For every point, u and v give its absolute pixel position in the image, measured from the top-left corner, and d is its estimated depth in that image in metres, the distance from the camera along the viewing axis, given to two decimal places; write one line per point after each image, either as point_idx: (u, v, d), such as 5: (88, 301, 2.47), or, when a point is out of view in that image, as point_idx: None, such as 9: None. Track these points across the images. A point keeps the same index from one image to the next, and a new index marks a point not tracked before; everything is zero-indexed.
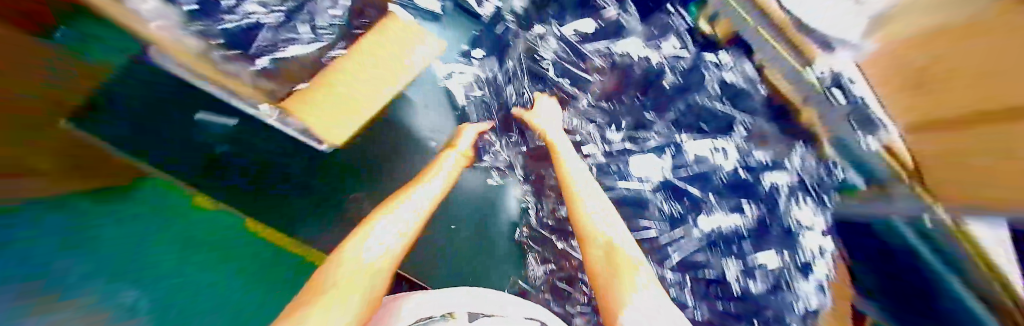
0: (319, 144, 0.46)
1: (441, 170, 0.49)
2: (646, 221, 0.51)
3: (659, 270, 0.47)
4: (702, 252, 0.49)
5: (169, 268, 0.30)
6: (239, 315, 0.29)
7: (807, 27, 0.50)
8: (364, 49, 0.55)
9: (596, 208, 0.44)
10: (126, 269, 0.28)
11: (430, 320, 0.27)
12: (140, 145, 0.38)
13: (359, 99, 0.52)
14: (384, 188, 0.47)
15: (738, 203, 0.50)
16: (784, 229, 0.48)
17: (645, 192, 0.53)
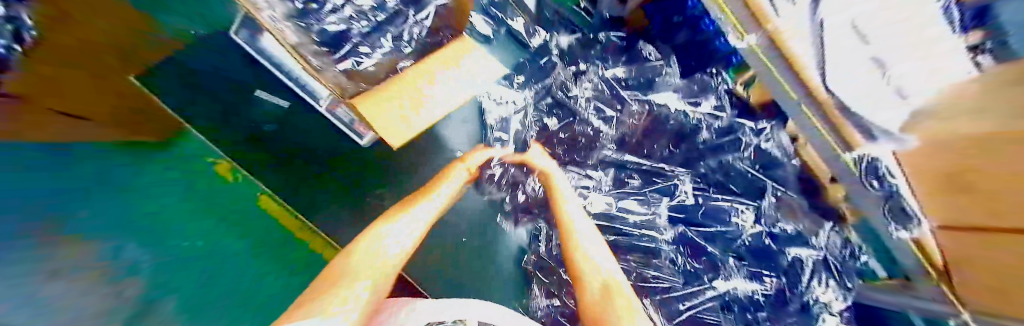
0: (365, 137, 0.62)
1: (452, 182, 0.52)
2: (657, 273, 0.52)
3: (667, 324, 0.50)
4: (712, 311, 0.50)
5: (189, 237, 0.49)
6: (245, 307, 0.47)
7: (859, 111, 0.34)
8: (432, 61, 0.60)
9: (596, 251, 0.42)
10: (146, 237, 0.43)
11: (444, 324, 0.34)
12: (237, 124, 0.58)
13: (415, 104, 0.59)
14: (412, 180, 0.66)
15: (759, 270, 0.50)
16: (803, 305, 0.49)
17: (662, 244, 0.53)
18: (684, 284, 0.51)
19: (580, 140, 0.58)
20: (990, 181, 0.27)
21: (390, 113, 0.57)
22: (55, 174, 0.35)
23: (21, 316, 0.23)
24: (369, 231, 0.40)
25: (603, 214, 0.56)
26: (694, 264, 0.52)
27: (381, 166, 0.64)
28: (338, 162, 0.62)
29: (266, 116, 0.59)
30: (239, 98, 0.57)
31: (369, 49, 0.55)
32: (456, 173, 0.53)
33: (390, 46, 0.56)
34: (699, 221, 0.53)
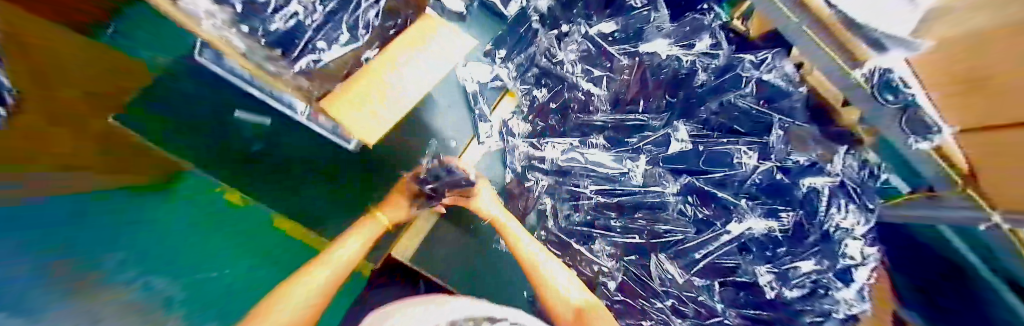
0: (348, 142, 0.55)
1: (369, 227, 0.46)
2: (669, 226, 0.51)
3: (685, 275, 0.50)
4: (732, 256, 0.49)
5: (199, 245, 0.40)
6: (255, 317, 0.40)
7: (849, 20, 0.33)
8: (400, 40, 0.49)
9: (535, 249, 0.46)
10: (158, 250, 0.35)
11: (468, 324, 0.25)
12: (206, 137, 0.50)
13: (387, 96, 0.48)
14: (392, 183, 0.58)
15: (775, 207, 0.49)
16: (823, 234, 0.48)
17: (668, 198, 0.51)
18: (696, 233, 0.50)
19: (571, 107, 0.56)
20: (990, 98, 0.26)
21: (354, 109, 0.44)
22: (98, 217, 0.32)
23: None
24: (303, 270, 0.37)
25: (598, 179, 0.54)
26: (700, 212, 0.51)
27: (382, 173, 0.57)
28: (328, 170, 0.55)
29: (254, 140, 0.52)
30: (208, 115, 0.50)
31: (324, 42, 0.44)
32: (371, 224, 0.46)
33: (346, 34, 0.46)
34: (704, 168, 0.51)
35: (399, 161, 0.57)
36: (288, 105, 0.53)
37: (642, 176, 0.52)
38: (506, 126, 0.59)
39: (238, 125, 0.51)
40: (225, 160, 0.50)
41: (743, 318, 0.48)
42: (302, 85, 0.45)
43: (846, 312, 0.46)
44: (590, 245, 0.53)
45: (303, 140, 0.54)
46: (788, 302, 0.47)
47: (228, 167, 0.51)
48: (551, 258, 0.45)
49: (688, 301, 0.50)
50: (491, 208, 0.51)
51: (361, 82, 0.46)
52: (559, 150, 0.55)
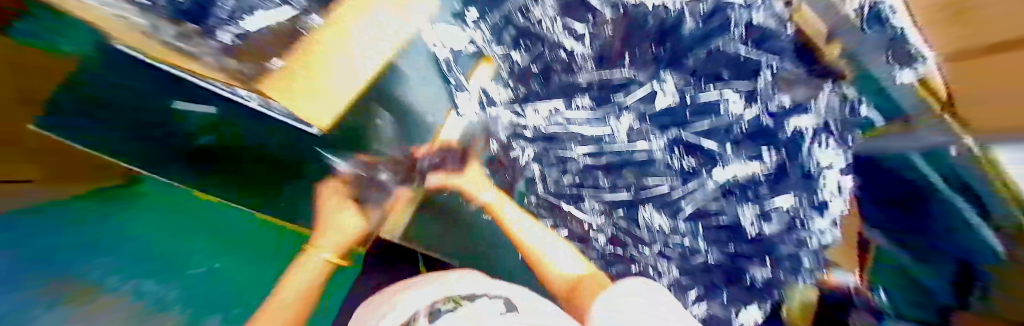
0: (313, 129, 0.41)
1: (337, 214, 0.43)
2: (657, 179, 0.51)
3: (670, 223, 0.52)
4: (716, 201, 0.50)
5: (183, 245, 0.32)
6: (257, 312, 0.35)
7: None
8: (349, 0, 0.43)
9: (522, 222, 0.52)
10: (145, 256, 0.30)
11: None
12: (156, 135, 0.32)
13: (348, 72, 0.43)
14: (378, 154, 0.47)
15: (756, 150, 0.49)
16: (806, 172, 0.49)
17: (655, 153, 0.51)
18: (682, 183, 0.51)
19: (555, 67, 0.53)
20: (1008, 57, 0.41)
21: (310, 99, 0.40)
22: (25, 233, 0.24)
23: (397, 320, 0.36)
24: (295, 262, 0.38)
25: (585, 141, 0.52)
26: (686, 163, 0.50)
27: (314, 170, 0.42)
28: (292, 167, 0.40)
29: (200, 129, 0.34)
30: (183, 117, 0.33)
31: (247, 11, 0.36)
32: (339, 215, 0.43)
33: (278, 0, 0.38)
34: (691, 119, 0.50)
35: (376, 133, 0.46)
36: (231, 90, 0.35)
37: (627, 133, 0.51)
38: (490, 96, 0.53)
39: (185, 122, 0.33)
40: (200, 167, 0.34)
41: (724, 255, 0.51)
42: (227, 63, 0.35)
43: (818, 240, 0.50)
44: (580, 206, 0.53)
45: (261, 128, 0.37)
46: (766, 237, 0.50)
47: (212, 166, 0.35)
48: (548, 233, 0.52)
49: (675, 247, 0.52)
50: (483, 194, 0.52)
51: (298, 67, 0.39)
52: (542, 117, 0.53)
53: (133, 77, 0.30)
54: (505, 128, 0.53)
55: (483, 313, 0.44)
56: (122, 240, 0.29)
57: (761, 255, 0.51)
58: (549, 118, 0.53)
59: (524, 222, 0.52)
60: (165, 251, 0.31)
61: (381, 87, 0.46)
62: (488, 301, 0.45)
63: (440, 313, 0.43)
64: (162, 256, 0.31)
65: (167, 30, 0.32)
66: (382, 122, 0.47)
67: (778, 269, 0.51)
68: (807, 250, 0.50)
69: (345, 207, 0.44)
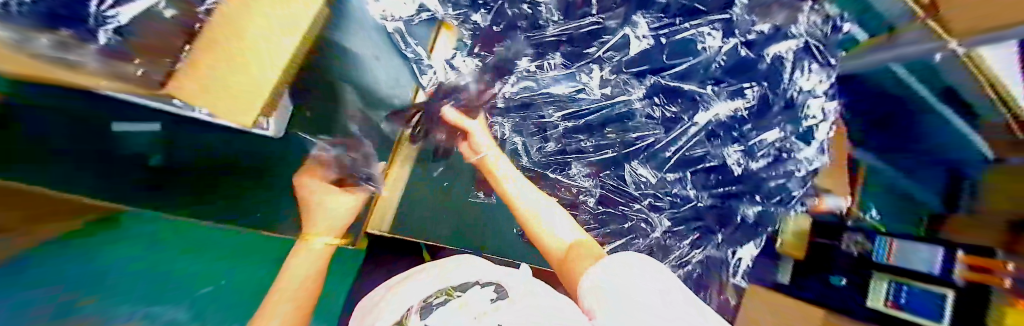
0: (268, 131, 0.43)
1: (331, 203, 0.44)
2: (639, 132, 0.48)
3: (657, 174, 0.51)
4: (701, 145, 0.49)
5: (174, 262, 0.27)
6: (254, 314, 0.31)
7: None
8: None
9: (517, 186, 0.44)
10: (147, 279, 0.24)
11: None
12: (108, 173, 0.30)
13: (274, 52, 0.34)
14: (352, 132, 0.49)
15: (740, 86, 0.46)
16: (787, 102, 0.47)
17: (634, 103, 0.47)
18: (665, 132, 0.48)
19: (519, 25, 0.46)
20: None
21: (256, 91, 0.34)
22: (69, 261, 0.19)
23: (395, 311, 0.31)
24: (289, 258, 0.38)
25: (560, 106, 0.48)
26: (665, 111, 0.48)
27: (281, 165, 0.46)
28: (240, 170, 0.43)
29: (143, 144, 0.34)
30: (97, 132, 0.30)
31: None
32: (327, 209, 0.44)
33: None
34: (668, 63, 0.46)
35: (336, 111, 0.48)
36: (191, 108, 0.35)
37: (600, 85, 0.47)
38: (455, 67, 0.48)
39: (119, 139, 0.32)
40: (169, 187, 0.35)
41: (714, 196, 0.52)
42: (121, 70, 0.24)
43: (806, 168, 0.50)
44: (566, 171, 0.53)
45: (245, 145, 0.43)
46: (753, 174, 0.50)
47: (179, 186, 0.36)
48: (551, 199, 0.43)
49: (666, 196, 0.53)
50: (484, 143, 0.46)
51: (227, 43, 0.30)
52: (510, 83, 0.47)
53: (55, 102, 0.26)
54: (500, 95, 0.48)
55: (473, 300, 0.29)
56: (122, 260, 0.23)
57: (751, 192, 0.51)
58: (509, 82, 0.46)
59: (534, 193, 0.43)
60: (182, 268, 0.27)
61: (347, 71, 0.46)
62: (484, 290, 0.31)
63: (432, 307, 0.29)
64: (157, 269, 0.25)
65: (40, 38, 0.16)
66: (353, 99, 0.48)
67: (768, 202, 0.52)
68: (796, 181, 0.51)
69: (331, 195, 0.45)
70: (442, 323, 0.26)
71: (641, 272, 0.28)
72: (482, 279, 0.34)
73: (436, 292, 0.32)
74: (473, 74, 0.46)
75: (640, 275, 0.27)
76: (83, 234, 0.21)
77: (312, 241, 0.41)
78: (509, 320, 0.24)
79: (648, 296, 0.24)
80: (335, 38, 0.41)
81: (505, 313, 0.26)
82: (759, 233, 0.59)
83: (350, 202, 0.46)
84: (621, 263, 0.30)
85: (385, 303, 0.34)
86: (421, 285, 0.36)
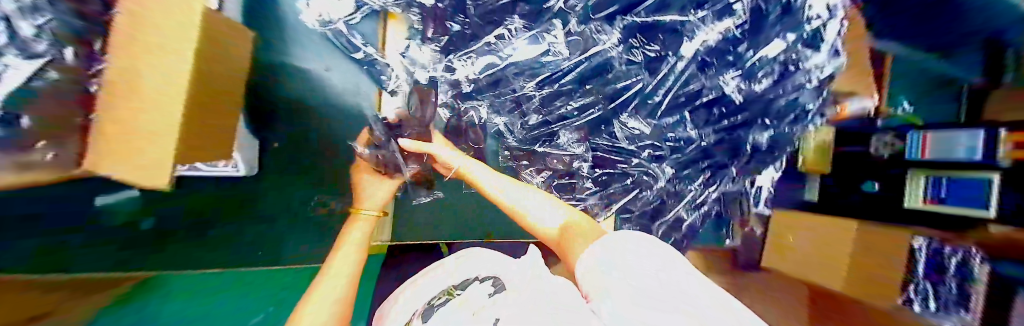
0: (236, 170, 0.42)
1: (375, 189, 0.48)
2: (624, 81, 0.44)
3: (649, 123, 0.47)
4: (695, 80, 0.44)
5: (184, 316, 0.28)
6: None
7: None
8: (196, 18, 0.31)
9: (496, 183, 0.45)
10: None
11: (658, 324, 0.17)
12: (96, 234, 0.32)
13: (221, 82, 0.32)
14: (321, 142, 0.48)
15: (728, 3, 0.40)
16: (784, 6, 0.41)
17: (609, 52, 0.42)
18: (650, 75, 0.43)
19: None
20: None
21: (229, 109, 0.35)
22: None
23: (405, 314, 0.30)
24: (325, 266, 0.40)
25: (528, 75, 0.43)
26: (646, 52, 0.42)
27: (287, 179, 0.47)
28: (236, 202, 0.43)
29: (131, 212, 0.34)
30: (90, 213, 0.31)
31: None
32: (357, 223, 0.46)
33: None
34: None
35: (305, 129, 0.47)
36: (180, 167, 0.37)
37: (568, 45, 0.41)
38: (413, 59, 0.44)
39: (110, 211, 0.32)
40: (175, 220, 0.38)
41: (719, 130, 0.49)
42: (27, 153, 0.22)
43: (818, 78, 0.45)
44: (554, 142, 0.50)
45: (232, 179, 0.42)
46: (757, 97, 0.45)
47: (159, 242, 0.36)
48: (525, 186, 0.44)
49: (665, 143, 0.49)
50: (453, 161, 0.46)
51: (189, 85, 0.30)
52: (470, 64, 0.42)
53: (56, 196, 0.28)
54: (461, 74, 0.43)
55: (473, 296, 0.28)
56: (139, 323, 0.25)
57: (757, 117, 0.47)
58: (467, 61, 0.42)
59: (501, 179, 0.45)
60: (192, 310, 0.29)
61: (294, 88, 0.46)
62: (484, 285, 0.30)
63: (433, 309, 0.28)
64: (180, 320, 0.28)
65: None
66: (318, 119, 0.48)
67: (781, 123, 0.49)
68: (807, 93, 0.47)
69: (377, 182, 0.48)
70: (443, 323, 0.25)
71: (643, 250, 0.27)
72: (482, 274, 0.33)
73: (439, 293, 0.31)
74: (435, 61, 0.43)
75: (636, 252, 0.26)
76: (119, 303, 0.26)
77: (362, 214, 0.47)
78: (507, 313, 0.21)
79: (643, 274, 0.23)
80: (265, 54, 0.42)
81: (503, 306, 0.23)
82: (775, 156, 0.56)
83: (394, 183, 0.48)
84: (619, 239, 0.29)
85: (397, 308, 0.34)
86: (433, 282, 0.35)
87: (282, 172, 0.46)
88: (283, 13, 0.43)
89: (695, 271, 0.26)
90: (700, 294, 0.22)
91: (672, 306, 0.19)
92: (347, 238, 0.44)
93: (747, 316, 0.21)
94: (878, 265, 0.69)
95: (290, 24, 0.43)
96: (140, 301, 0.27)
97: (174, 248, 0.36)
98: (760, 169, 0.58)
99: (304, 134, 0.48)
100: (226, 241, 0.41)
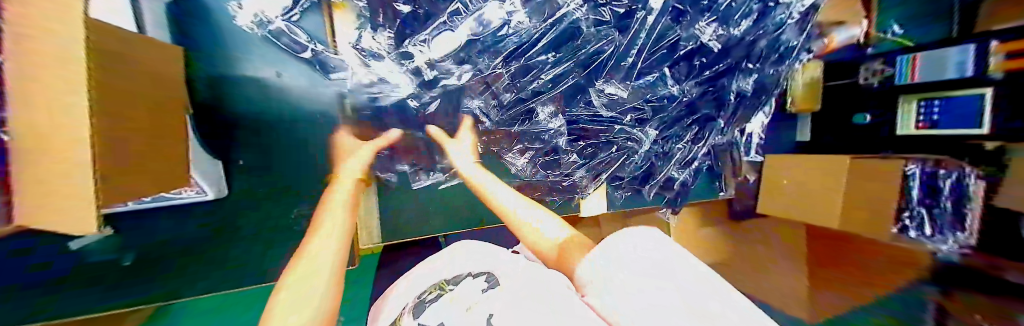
0: (208, 195, 0.43)
1: (360, 155, 0.46)
2: (594, 44, 0.40)
3: (625, 86, 0.44)
4: (672, 31, 0.40)
5: None
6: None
7: None
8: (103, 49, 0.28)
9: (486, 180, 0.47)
10: None
11: (663, 311, 0.14)
12: (98, 266, 0.40)
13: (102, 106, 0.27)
14: (289, 155, 0.48)
15: None
16: None
17: (574, 13, 0.37)
18: (620, 35, 0.39)
19: None
20: None
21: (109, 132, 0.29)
22: None
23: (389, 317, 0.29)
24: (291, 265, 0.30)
25: (492, 52, 0.40)
26: (614, 8, 0.38)
27: (264, 195, 0.47)
28: (207, 223, 0.44)
29: (105, 253, 0.40)
30: (67, 256, 0.38)
31: None
32: (338, 187, 0.43)
33: None
34: None
35: (271, 142, 0.46)
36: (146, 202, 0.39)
37: (525, 9, 0.36)
38: (366, 50, 0.41)
39: (86, 254, 0.39)
40: (153, 252, 0.42)
41: (701, 82, 0.46)
42: None
43: (800, 11, 0.43)
44: (534, 119, 0.48)
45: (193, 208, 0.43)
46: (735, 41, 0.42)
47: (149, 269, 0.42)
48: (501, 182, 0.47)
49: (646, 104, 0.47)
50: (457, 157, 0.49)
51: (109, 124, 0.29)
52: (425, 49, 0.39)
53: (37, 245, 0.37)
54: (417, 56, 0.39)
55: (464, 292, 0.26)
56: None
57: (742, 60, 0.45)
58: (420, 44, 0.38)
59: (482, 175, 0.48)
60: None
61: (246, 99, 0.44)
62: (476, 281, 0.28)
63: (425, 305, 0.27)
64: None
65: None
66: (277, 133, 0.46)
67: (765, 64, 0.47)
68: (789, 28, 0.44)
69: (357, 146, 0.47)
70: (431, 320, 0.23)
71: (641, 244, 0.23)
72: (475, 271, 0.31)
73: (431, 289, 0.30)
74: (393, 51, 0.40)
75: (626, 247, 0.23)
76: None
77: (343, 177, 0.44)
78: (500, 308, 0.20)
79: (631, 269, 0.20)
80: (209, 71, 0.42)
81: (497, 298, 0.22)
82: (762, 101, 0.54)
83: (376, 144, 0.47)
84: (615, 237, 0.25)
85: (390, 305, 0.33)
86: (426, 277, 0.35)
87: (258, 192, 0.47)
88: (217, 21, 0.41)
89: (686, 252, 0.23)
90: (686, 273, 0.19)
91: (673, 294, 0.16)
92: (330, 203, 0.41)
93: (738, 297, 0.18)
94: (858, 196, 0.66)
95: (229, 36, 0.42)
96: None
97: (167, 273, 0.43)
98: (749, 117, 0.56)
99: (272, 145, 0.47)
100: (223, 248, 0.46)
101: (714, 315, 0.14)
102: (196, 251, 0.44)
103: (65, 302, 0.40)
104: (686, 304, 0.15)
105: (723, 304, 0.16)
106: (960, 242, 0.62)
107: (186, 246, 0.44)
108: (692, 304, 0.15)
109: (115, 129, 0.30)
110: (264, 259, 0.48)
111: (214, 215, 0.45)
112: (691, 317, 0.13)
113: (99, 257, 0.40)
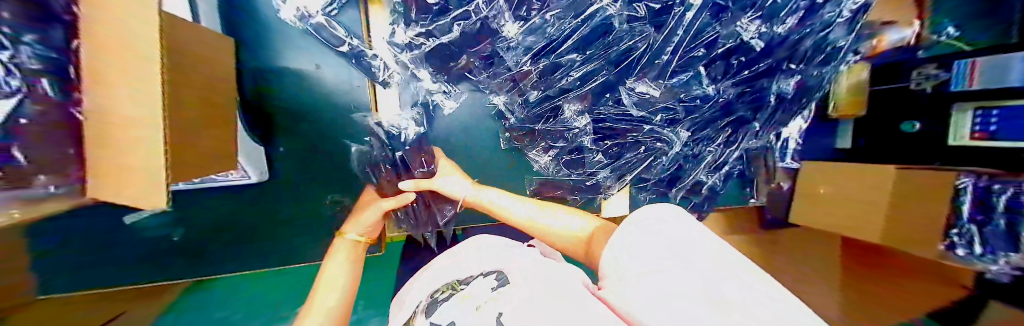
0: (253, 178, 0.46)
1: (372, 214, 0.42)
2: (627, 43, 0.39)
3: (655, 85, 0.43)
4: (711, 27, 0.37)
5: (231, 305, 0.39)
6: (263, 307, 0.38)
7: None
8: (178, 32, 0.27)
9: (494, 194, 0.45)
10: (204, 312, 0.37)
11: (688, 300, 0.14)
12: (147, 244, 0.43)
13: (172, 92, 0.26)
14: (320, 147, 0.49)
15: None
16: None
17: (607, 10, 0.35)
18: (655, 31, 0.38)
19: None
20: None
21: (184, 127, 0.28)
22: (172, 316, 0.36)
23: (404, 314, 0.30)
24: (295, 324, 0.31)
25: (520, 51, 0.40)
26: (649, 4, 0.36)
27: (295, 182, 0.49)
28: (242, 208, 0.47)
29: (160, 227, 0.44)
30: (122, 230, 0.42)
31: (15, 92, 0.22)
32: (338, 246, 0.41)
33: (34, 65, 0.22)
34: None
35: (309, 131, 0.49)
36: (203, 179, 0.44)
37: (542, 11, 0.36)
38: (399, 44, 0.42)
39: (140, 228, 0.42)
40: (193, 232, 0.45)
41: (739, 83, 0.43)
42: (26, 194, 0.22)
43: (852, 8, 0.39)
44: (559, 117, 0.48)
45: (234, 192, 0.46)
46: (782, 38, 0.39)
47: (190, 248, 0.45)
48: (512, 197, 0.45)
49: (680, 104, 0.45)
50: (457, 190, 0.46)
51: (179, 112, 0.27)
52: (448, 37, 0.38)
53: (103, 218, 0.41)
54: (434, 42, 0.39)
55: (475, 290, 0.25)
56: (199, 308, 0.38)
57: (786, 60, 0.42)
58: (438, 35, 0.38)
59: (490, 194, 0.45)
60: (238, 302, 0.40)
61: (289, 91, 0.47)
62: (487, 279, 0.27)
63: (436, 304, 0.27)
64: (230, 304, 0.39)
65: None
66: (317, 126, 0.49)
67: (809, 66, 0.44)
68: (843, 27, 0.41)
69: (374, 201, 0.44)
70: (443, 320, 0.23)
71: (660, 232, 0.21)
72: (484, 270, 0.30)
73: (443, 287, 0.30)
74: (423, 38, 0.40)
75: (643, 233, 0.22)
76: (177, 302, 0.39)
77: (343, 241, 0.41)
78: (511, 306, 0.19)
79: (643, 257, 0.20)
80: (258, 63, 0.45)
81: (511, 296, 0.21)
82: (803, 104, 0.51)
83: (383, 206, 0.43)
84: (628, 232, 0.24)
85: (411, 298, 0.34)
86: (446, 272, 0.35)
87: (295, 178, 0.49)
88: (268, 23, 0.45)
89: (713, 236, 0.22)
90: (708, 259, 0.18)
91: (698, 284, 0.15)
92: (328, 261, 0.39)
93: (771, 285, 0.17)
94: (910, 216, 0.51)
95: (279, 33, 0.45)
96: (195, 302, 0.39)
97: (206, 253, 0.45)
98: (786, 121, 0.53)
99: (307, 135, 0.49)
100: (259, 227, 0.48)
101: (739, 308, 0.13)
102: (229, 240, 0.47)
103: (117, 269, 0.42)
104: (704, 295, 0.14)
105: (749, 292, 0.15)
106: (1015, 262, 0.44)
107: (218, 231, 0.46)
108: (711, 294, 0.14)
109: (188, 119, 0.29)
110: (293, 246, 0.49)
111: (248, 203, 0.47)
112: (711, 312, 0.12)
113: (152, 232, 0.43)
